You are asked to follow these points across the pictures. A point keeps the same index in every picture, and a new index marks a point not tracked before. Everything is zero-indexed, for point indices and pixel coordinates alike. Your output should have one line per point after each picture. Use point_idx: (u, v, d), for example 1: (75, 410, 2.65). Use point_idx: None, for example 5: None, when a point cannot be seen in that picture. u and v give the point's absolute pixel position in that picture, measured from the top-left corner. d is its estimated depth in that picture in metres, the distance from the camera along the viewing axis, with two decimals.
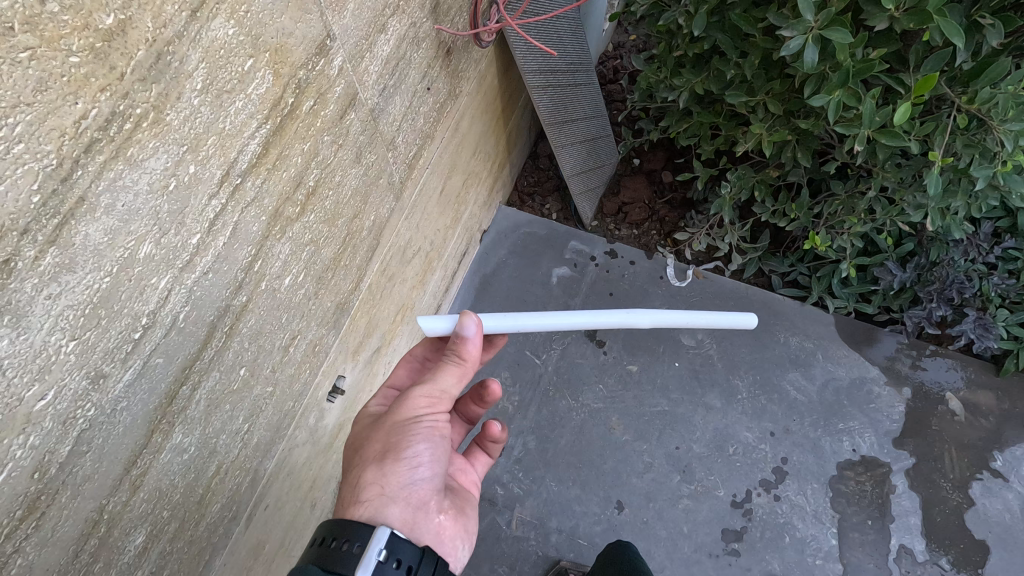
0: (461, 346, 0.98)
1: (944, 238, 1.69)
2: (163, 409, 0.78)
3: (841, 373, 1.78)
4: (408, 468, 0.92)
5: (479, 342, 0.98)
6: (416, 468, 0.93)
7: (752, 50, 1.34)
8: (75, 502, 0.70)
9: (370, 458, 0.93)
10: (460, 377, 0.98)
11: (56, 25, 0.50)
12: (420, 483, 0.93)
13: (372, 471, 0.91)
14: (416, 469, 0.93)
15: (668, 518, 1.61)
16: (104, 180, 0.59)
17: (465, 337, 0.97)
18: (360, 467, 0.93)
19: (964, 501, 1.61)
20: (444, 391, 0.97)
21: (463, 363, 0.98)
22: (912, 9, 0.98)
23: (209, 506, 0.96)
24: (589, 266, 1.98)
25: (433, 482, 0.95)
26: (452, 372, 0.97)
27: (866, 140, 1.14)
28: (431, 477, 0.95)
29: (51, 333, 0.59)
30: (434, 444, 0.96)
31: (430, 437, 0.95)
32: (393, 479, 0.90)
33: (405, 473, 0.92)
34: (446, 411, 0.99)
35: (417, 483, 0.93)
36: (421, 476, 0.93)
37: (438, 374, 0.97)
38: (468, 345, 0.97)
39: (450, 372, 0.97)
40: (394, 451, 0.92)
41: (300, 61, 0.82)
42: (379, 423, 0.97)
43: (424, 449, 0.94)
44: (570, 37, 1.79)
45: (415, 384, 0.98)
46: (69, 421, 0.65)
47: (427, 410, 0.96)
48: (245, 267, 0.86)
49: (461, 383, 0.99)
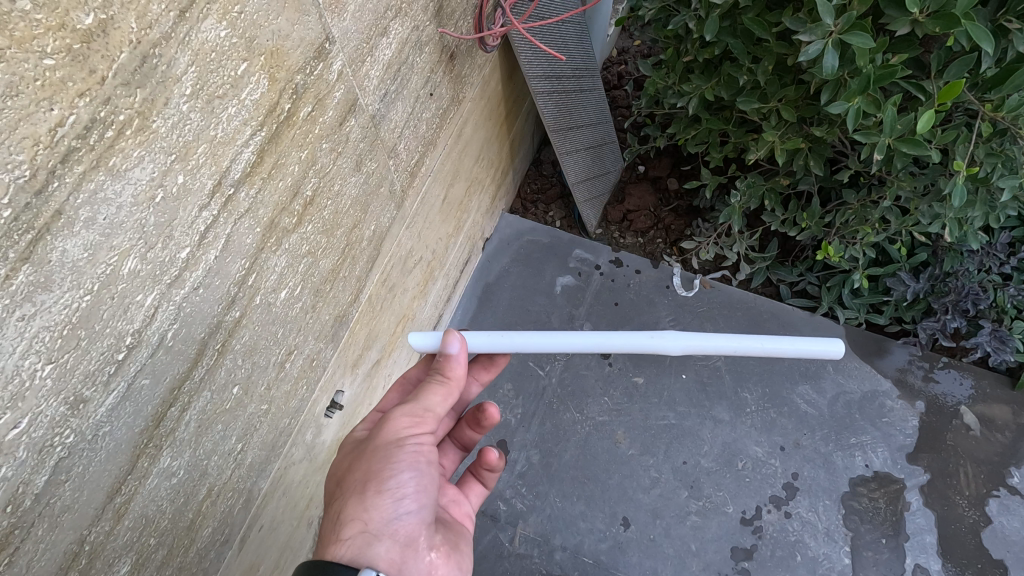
0: (446, 364, 0.97)
1: (959, 248, 1.64)
2: (149, 432, 0.74)
3: (853, 386, 1.73)
4: (392, 501, 0.88)
5: (465, 360, 0.97)
6: (400, 501, 0.88)
7: (765, 55, 1.30)
8: (53, 535, 0.65)
9: (352, 490, 0.89)
10: (443, 399, 0.95)
11: (28, 24, 0.46)
12: (405, 517, 0.89)
13: (354, 505, 0.88)
14: (400, 502, 0.88)
15: (676, 536, 1.56)
16: (83, 192, 0.55)
17: (449, 355, 0.96)
18: (343, 500, 0.90)
19: (980, 519, 1.56)
20: (427, 411, 0.93)
21: (447, 382, 0.96)
22: (937, 13, 0.94)
23: (200, 531, 0.92)
24: (594, 275, 1.94)
25: (421, 515, 0.90)
26: (438, 391, 0.95)
27: (886, 148, 1.10)
28: (418, 509, 0.90)
29: (24, 357, 0.55)
30: (419, 472, 0.91)
31: (414, 465, 0.90)
32: (375, 514, 0.87)
33: (389, 506, 0.87)
34: (431, 434, 0.94)
35: (403, 517, 0.88)
36: (406, 509, 0.89)
37: (421, 396, 0.94)
38: (452, 363, 0.95)
39: (433, 393, 0.95)
40: (376, 481, 0.88)
41: (298, 65, 0.78)
42: (361, 451, 0.93)
43: (408, 479, 0.89)
44: (576, 43, 1.75)
45: (397, 406, 0.95)
46: (45, 450, 0.60)
47: (411, 434, 0.92)
48: (239, 281, 0.81)
49: (444, 405, 0.95)
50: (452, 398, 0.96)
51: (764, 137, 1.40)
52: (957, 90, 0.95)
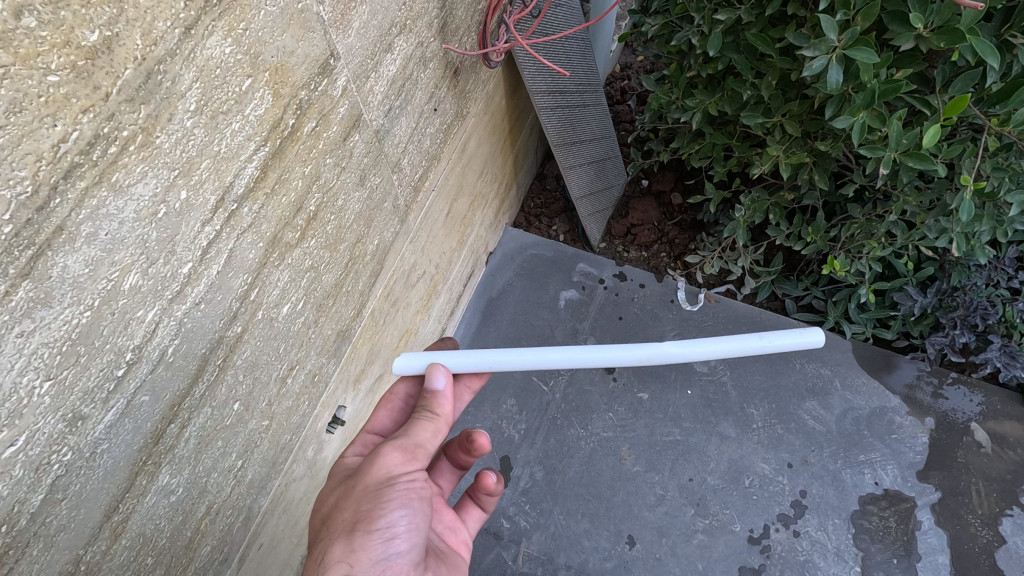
0: (434, 400, 0.97)
1: (967, 262, 1.62)
2: (148, 449, 0.73)
3: (861, 402, 1.71)
4: (381, 542, 0.86)
5: (450, 396, 0.98)
6: (389, 542, 0.86)
7: (768, 70, 1.30)
8: (48, 555, 0.64)
9: (339, 531, 0.87)
10: (432, 435, 0.94)
11: (32, 42, 0.46)
12: (395, 558, 0.87)
13: (341, 547, 0.85)
14: (389, 543, 0.86)
15: (683, 555, 1.53)
16: (85, 209, 0.55)
17: (436, 390, 0.97)
18: (330, 539, 0.87)
19: (994, 539, 1.52)
20: (417, 447, 0.92)
21: (435, 418, 0.95)
22: (941, 28, 0.94)
23: (198, 549, 0.90)
24: (598, 289, 1.93)
25: (411, 555, 0.88)
26: (426, 427, 0.94)
27: (892, 162, 1.10)
28: (408, 550, 0.88)
29: (23, 374, 0.54)
30: (411, 510, 0.89)
31: (405, 503, 0.88)
32: (363, 555, 0.85)
33: (378, 547, 0.85)
34: (423, 469, 0.93)
35: (391, 559, 0.86)
36: (395, 550, 0.87)
37: (411, 430, 0.93)
38: (439, 401, 0.96)
39: (422, 429, 0.93)
40: (365, 522, 0.86)
41: (302, 81, 0.78)
42: (349, 489, 0.91)
43: (399, 518, 0.87)
44: (579, 58, 1.76)
45: (387, 440, 0.93)
46: (42, 468, 0.59)
47: (401, 470, 0.90)
48: (240, 296, 0.81)
49: (433, 441, 0.94)
50: (440, 433, 0.96)
51: (769, 151, 1.40)
52: (963, 104, 0.95)
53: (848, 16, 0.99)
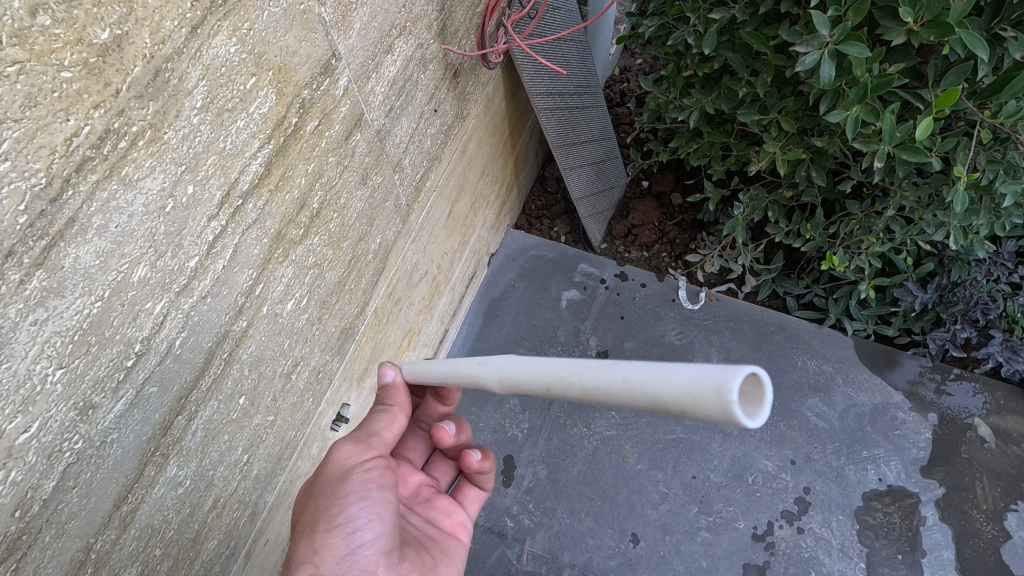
0: (386, 392, 0.98)
1: (967, 257, 1.63)
2: (156, 440, 0.75)
3: (864, 399, 1.71)
4: (343, 537, 0.86)
5: (404, 385, 0.99)
6: (352, 536, 0.87)
7: (764, 68, 1.31)
8: (60, 542, 0.66)
9: (303, 532, 0.88)
10: (387, 424, 0.95)
11: (47, 39, 0.49)
12: (361, 550, 0.87)
13: (305, 548, 0.86)
14: (352, 537, 0.87)
15: (687, 553, 1.53)
16: (96, 201, 0.57)
17: (386, 383, 0.98)
18: (295, 544, 0.88)
19: (999, 534, 1.52)
20: (374, 440, 0.94)
21: (390, 408, 0.97)
22: (931, 22, 0.96)
23: (205, 543, 0.92)
24: (599, 289, 1.94)
25: (377, 544, 0.89)
26: (381, 418, 0.96)
27: (886, 156, 1.11)
28: (373, 539, 0.89)
29: (36, 361, 0.56)
30: (371, 500, 0.90)
31: (365, 496, 0.89)
32: (327, 553, 0.85)
33: (341, 543, 0.86)
34: (380, 460, 0.93)
35: (358, 550, 0.87)
36: (359, 542, 0.87)
37: (364, 425, 0.95)
38: (392, 390, 0.97)
39: (376, 420, 0.95)
40: (324, 520, 0.87)
41: (305, 81, 0.80)
42: (309, 491, 0.91)
43: (359, 511, 0.88)
44: (577, 60, 1.78)
45: (341, 438, 0.94)
46: (54, 455, 0.61)
47: (356, 464, 0.91)
48: (246, 291, 0.83)
49: (390, 430, 0.95)
50: (398, 422, 0.97)
51: (766, 148, 1.41)
52: (955, 96, 0.96)
53: (840, 12, 1.01)
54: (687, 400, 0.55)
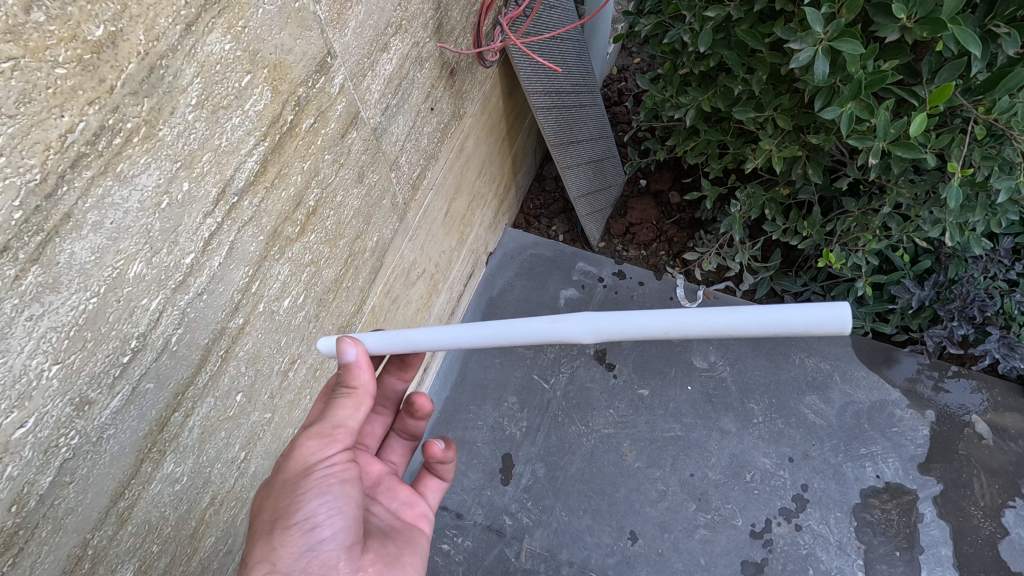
0: (350, 374, 0.85)
1: (963, 254, 1.63)
2: (153, 437, 0.75)
3: (862, 396, 1.71)
4: (301, 535, 0.79)
5: (368, 363, 0.85)
6: (311, 533, 0.80)
7: (759, 65, 1.32)
8: (57, 537, 0.66)
9: (260, 529, 0.81)
10: (351, 412, 0.83)
11: (41, 35, 0.49)
12: (320, 546, 0.80)
13: (262, 546, 0.79)
14: (312, 533, 0.80)
15: (685, 550, 1.54)
16: (91, 197, 0.57)
17: (348, 363, 0.84)
18: (252, 538, 0.81)
19: (997, 531, 1.52)
20: (336, 430, 0.82)
21: (354, 393, 0.84)
22: (925, 19, 0.97)
23: (203, 540, 0.92)
24: (597, 287, 1.94)
25: (339, 540, 0.82)
26: (345, 405, 0.83)
27: (881, 152, 1.11)
28: (334, 534, 0.82)
29: (32, 357, 0.56)
30: (332, 496, 0.81)
31: (324, 491, 0.80)
32: (285, 550, 0.79)
33: (299, 541, 0.79)
34: (344, 451, 0.83)
35: (317, 547, 0.80)
36: (319, 538, 0.80)
37: (326, 413, 0.83)
38: (353, 372, 0.83)
39: (339, 408, 0.83)
40: (282, 518, 0.79)
41: (300, 79, 0.81)
42: (269, 483, 0.83)
43: (319, 507, 0.80)
44: (575, 59, 1.79)
45: (302, 428, 0.83)
46: (51, 450, 0.61)
47: (317, 458, 0.81)
48: (243, 288, 0.83)
49: (355, 418, 0.84)
50: (363, 408, 0.85)
51: (761, 146, 1.42)
52: (948, 92, 0.97)
53: (834, 8, 1.01)
54: (815, 325, 0.68)
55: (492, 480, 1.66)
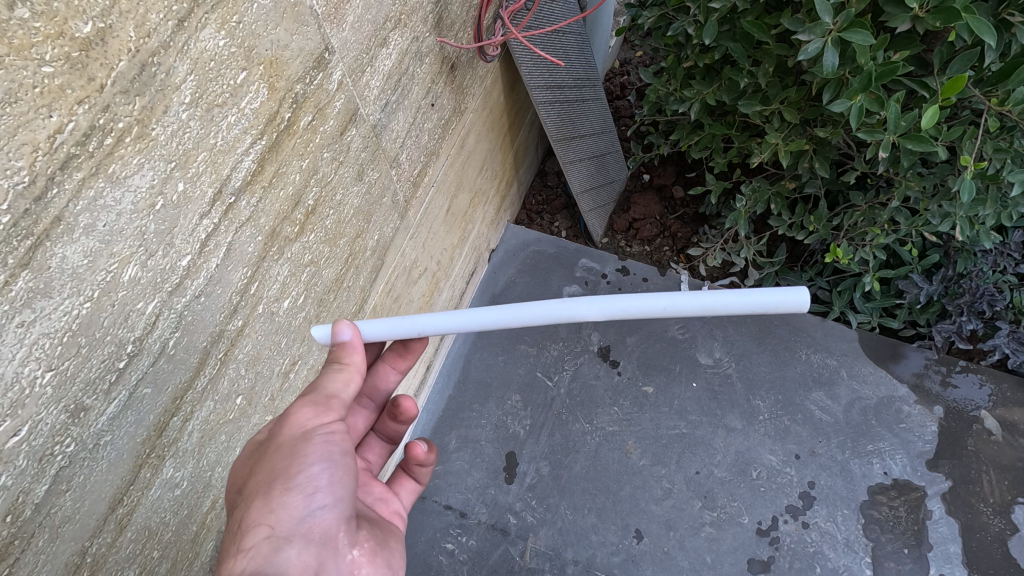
0: (343, 351, 0.88)
1: (972, 248, 1.61)
2: (151, 442, 0.74)
3: (868, 392, 1.69)
4: (302, 497, 0.76)
5: (362, 345, 0.89)
6: (311, 497, 0.76)
7: (765, 58, 1.29)
8: (53, 546, 0.65)
9: (253, 494, 0.76)
10: (345, 386, 0.84)
11: (26, 33, 0.47)
12: (320, 512, 0.77)
13: (257, 510, 0.75)
14: (311, 498, 0.76)
15: (690, 548, 1.52)
16: (83, 199, 0.55)
17: (344, 342, 0.87)
18: (243, 506, 0.76)
19: (1007, 527, 1.50)
20: (331, 399, 0.82)
21: (346, 369, 0.86)
22: (937, 8, 0.94)
23: (204, 544, 0.91)
24: (600, 284, 1.93)
25: (338, 510, 0.79)
26: (338, 378, 0.85)
27: (891, 145, 1.09)
28: (334, 504, 0.78)
29: (24, 364, 0.55)
30: (333, 464, 0.78)
31: (325, 456, 0.78)
32: (282, 513, 0.75)
33: (299, 506, 0.75)
34: (342, 422, 0.82)
35: (317, 514, 0.77)
36: (320, 505, 0.77)
37: (319, 384, 0.83)
38: (348, 350, 0.87)
39: (333, 380, 0.84)
40: (281, 480, 0.76)
41: (297, 75, 0.79)
42: (262, 452, 0.79)
43: (319, 473, 0.77)
44: (576, 52, 1.76)
45: (296, 399, 0.82)
46: (46, 458, 0.60)
47: (316, 423, 0.79)
48: (241, 289, 0.81)
49: (349, 392, 0.84)
50: (355, 383, 0.86)
51: (768, 139, 1.39)
52: (961, 83, 0.94)
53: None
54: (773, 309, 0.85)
55: (496, 478, 1.64)
